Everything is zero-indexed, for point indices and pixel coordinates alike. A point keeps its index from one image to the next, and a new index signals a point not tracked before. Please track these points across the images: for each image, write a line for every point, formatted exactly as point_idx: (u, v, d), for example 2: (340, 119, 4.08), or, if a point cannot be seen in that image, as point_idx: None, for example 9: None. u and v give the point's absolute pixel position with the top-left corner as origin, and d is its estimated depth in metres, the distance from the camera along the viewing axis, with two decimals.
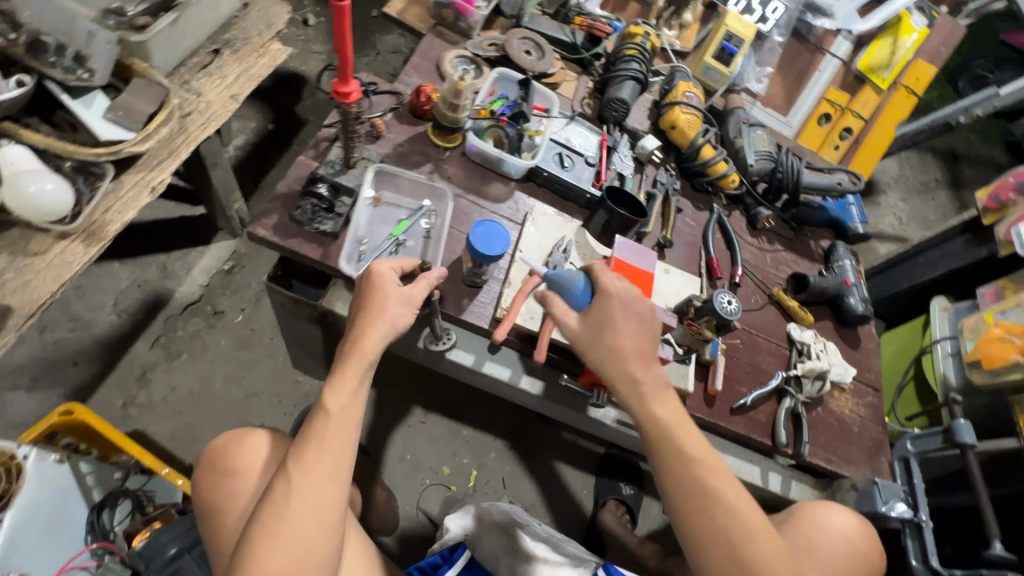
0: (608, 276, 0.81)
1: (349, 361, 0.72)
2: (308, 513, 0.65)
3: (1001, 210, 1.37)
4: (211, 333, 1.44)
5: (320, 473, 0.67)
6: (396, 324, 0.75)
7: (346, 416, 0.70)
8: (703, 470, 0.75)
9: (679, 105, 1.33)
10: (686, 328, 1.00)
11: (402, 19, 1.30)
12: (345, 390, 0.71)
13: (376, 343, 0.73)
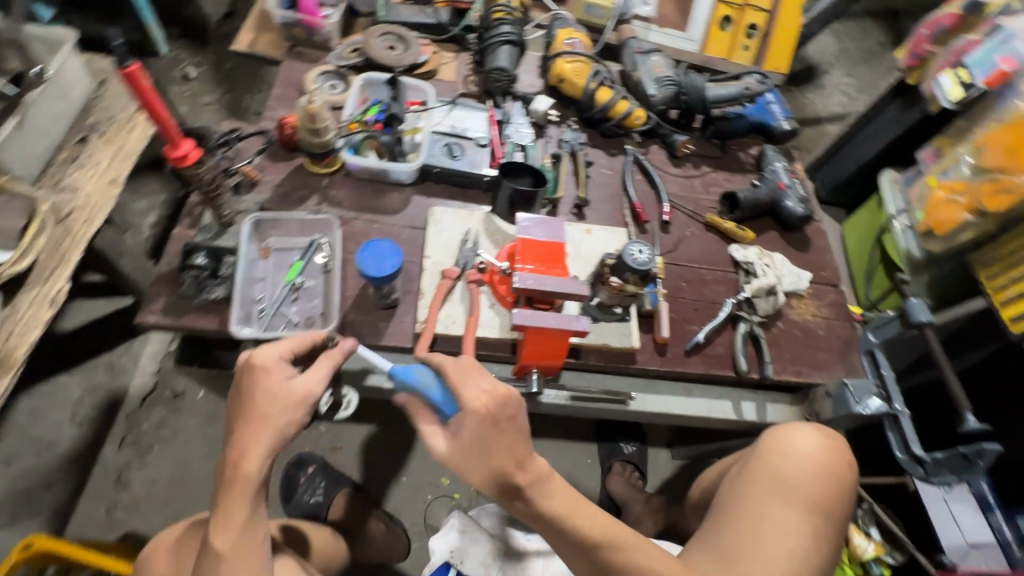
0: (468, 386, 0.68)
1: (229, 494, 0.67)
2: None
3: (923, 65, 1.30)
4: (177, 417, 1.42)
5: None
6: (284, 430, 0.70)
7: (241, 550, 0.68)
8: (616, 549, 0.69)
9: (562, 55, 1.26)
10: (609, 288, 0.96)
11: (255, 51, 1.24)
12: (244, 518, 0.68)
13: (256, 466, 0.68)
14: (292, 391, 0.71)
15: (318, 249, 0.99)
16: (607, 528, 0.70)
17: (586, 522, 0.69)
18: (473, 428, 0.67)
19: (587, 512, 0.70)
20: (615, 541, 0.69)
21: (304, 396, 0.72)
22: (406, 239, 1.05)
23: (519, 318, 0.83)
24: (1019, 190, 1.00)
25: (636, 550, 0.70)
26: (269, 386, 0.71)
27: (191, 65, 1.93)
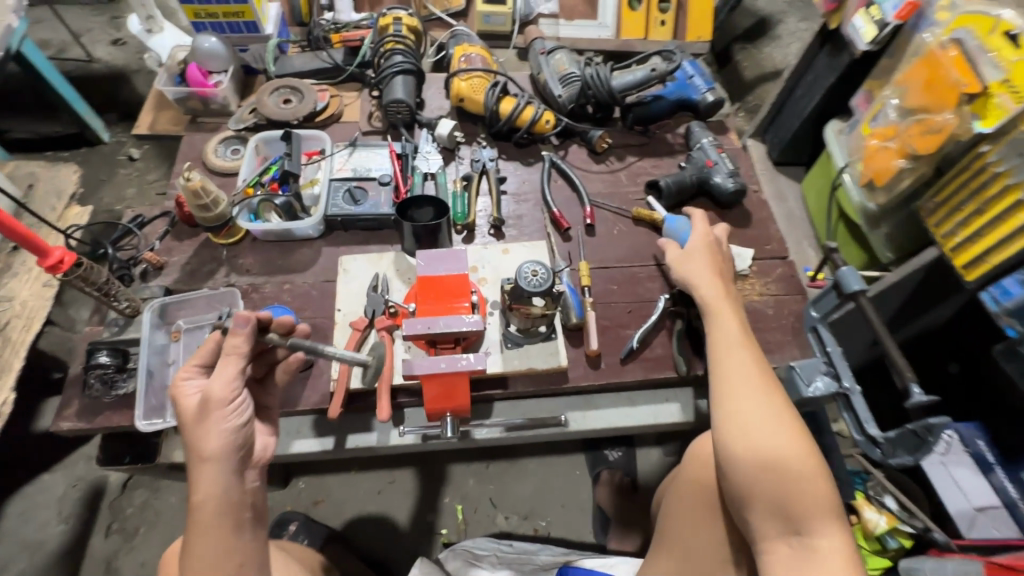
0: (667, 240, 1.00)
1: (195, 522, 0.66)
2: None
3: (840, 8, 1.20)
4: (159, 497, 1.44)
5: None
6: (201, 448, 0.68)
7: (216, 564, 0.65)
8: (743, 385, 0.75)
9: (458, 73, 1.23)
10: (517, 313, 0.93)
11: (156, 131, 1.24)
12: (205, 550, 0.65)
13: (211, 483, 0.67)
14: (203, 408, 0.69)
15: (228, 321, 0.98)
16: (752, 365, 0.78)
17: (731, 356, 0.79)
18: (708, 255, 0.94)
19: (734, 342, 0.81)
20: (746, 377, 0.76)
21: (217, 410, 0.69)
22: (317, 293, 1.03)
23: (409, 368, 0.81)
24: (945, 127, 0.92)
25: (767, 393, 0.75)
26: (185, 405, 0.71)
27: (135, 145, 1.93)
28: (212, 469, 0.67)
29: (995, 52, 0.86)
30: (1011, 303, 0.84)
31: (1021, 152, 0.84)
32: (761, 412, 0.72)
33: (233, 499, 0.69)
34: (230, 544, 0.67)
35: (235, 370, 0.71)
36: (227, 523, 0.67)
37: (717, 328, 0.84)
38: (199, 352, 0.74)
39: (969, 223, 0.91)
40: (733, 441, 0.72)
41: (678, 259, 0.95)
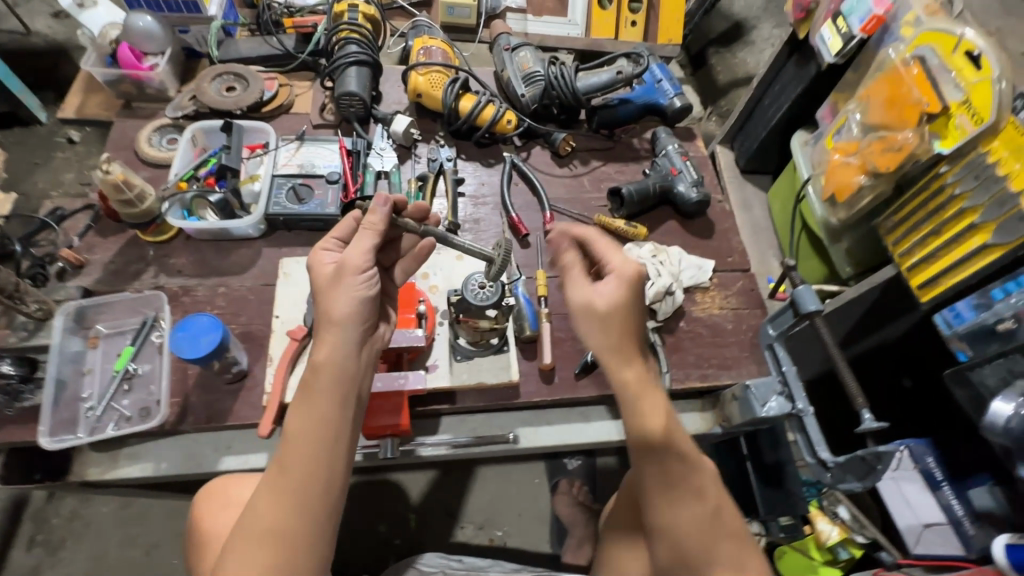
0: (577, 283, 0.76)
1: (307, 379, 0.67)
2: (267, 541, 0.60)
3: (809, 17, 1.17)
4: (89, 506, 1.35)
5: (284, 498, 0.62)
6: (331, 312, 0.70)
7: (309, 431, 0.65)
8: (670, 492, 0.71)
9: (416, 67, 1.17)
10: (466, 325, 0.89)
11: (85, 115, 1.15)
12: (312, 414, 0.65)
13: (325, 350, 0.68)
14: (336, 272, 0.73)
15: (154, 327, 0.90)
16: (682, 471, 0.71)
17: (653, 459, 0.71)
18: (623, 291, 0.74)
19: (656, 442, 0.71)
20: (676, 484, 0.71)
21: (351, 276, 0.72)
22: (255, 298, 0.96)
23: None
24: (905, 145, 0.90)
25: (695, 499, 0.71)
26: (322, 267, 0.75)
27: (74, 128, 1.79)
28: (337, 332, 0.69)
29: (956, 72, 0.84)
30: (962, 328, 0.82)
31: (978, 175, 0.83)
32: (691, 520, 0.70)
33: (352, 368, 0.69)
34: (332, 416, 0.66)
35: (371, 241, 0.75)
36: (336, 392, 0.67)
37: (638, 427, 0.71)
38: (339, 229, 0.80)
39: (925, 243, 0.90)
40: (665, 544, 0.72)
41: (586, 316, 0.73)
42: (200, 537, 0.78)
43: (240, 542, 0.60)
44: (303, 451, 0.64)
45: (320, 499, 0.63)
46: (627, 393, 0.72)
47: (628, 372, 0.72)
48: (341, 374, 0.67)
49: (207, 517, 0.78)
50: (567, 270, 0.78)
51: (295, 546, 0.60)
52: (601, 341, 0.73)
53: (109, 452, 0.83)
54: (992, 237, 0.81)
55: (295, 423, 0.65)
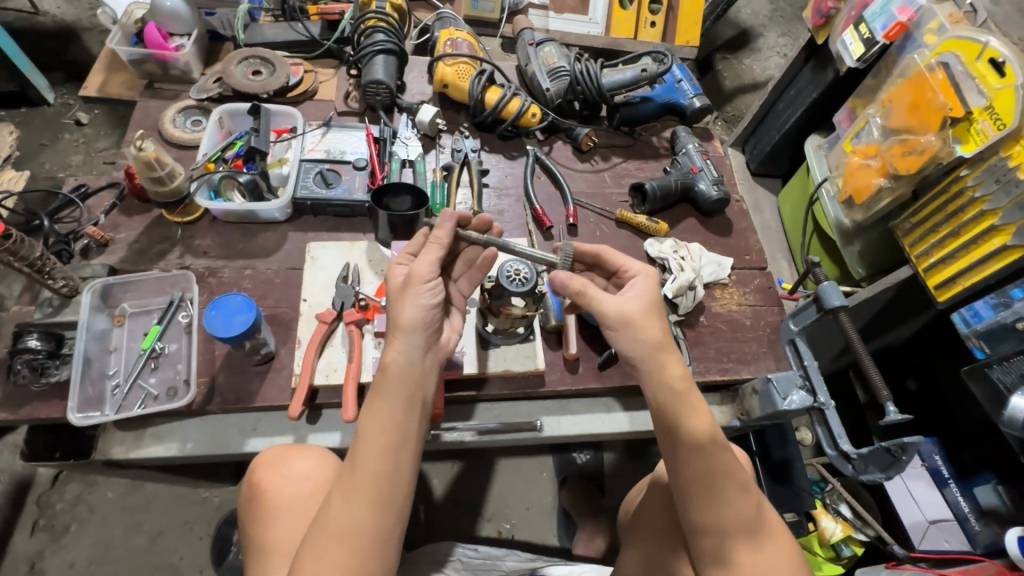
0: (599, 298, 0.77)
1: (379, 380, 0.70)
2: (345, 540, 0.64)
3: (828, 23, 1.20)
4: (94, 492, 1.33)
5: (361, 499, 0.65)
6: (406, 311, 0.72)
7: (380, 432, 0.68)
8: (715, 496, 0.72)
9: (443, 58, 1.18)
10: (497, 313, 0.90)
11: (107, 94, 1.14)
12: (382, 419, 0.68)
13: (396, 354, 0.71)
14: (404, 278, 0.75)
15: (180, 307, 0.90)
16: (725, 476, 0.72)
17: (694, 464, 0.71)
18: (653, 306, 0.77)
19: (700, 451, 0.71)
20: (720, 491, 0.71)
21: (419, 285, 0.73)
22: (281, 281, 0.96)
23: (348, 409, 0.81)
24: (928, 149, 0.93)
25: (739, 498, 0.72)
26: (395, 275, 0.77)
27: (83, 110, 1.77)
28: (406, 335, 0.71)
29: (980, 79, 0.87)
30: (980, 326, 0.85)
31: (998, 178, 0.85)
32: (732, 520, 0.72)
33: (418, 372, 0.71)
34: (402, 421, 0.69)
35: (439, 254, 0.77)
36: (405, 398, 0.70)
37: (681, 438, 0.72)
38: (410, 243, 0.83)
39: (943, 245, 0.93)
40: (704, 543, 0.73)
41: (626, 327, 0.74)
42: (261, 501, 0.79)
43: (318, 544, 0.64)
44: (376, 457, 0.67)
45: (390, 501, 0.67)
46: (674, 394, 0.72)
47: (675, 374, 0.73)
48: (409, 378, 0.70)
49: (270, 486, 0.78)
50: (585, 288, 0.76)
51: (371, 544, 0.65)
52: (640, 353, 0.74)
53: (134, 430, 0.82)
54: (1012, 239, 0.83)
55: (367, 429, 0.68)
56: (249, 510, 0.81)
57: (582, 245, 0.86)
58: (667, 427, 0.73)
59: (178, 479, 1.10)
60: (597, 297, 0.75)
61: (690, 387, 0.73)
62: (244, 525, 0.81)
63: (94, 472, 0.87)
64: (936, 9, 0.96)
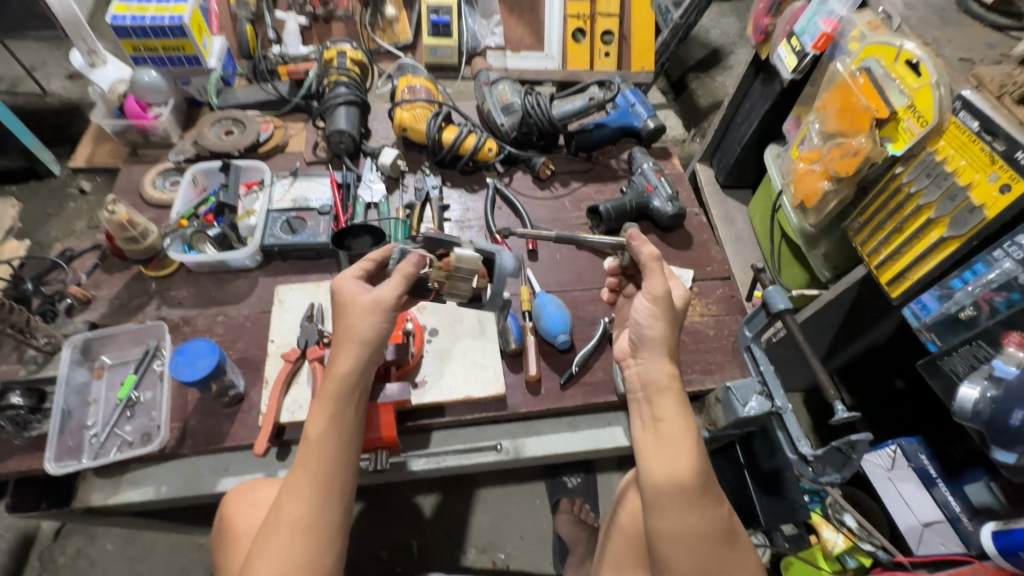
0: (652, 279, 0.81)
1: (326, 390, 0.75)
2: (291, 536, 0.68)
3: (768, 39, 1.25)
4: (94, 544, 1.36)
5: (302, 494, 0.70)
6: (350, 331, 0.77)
7: (321, 445, 0.73)
8: (695, 498, 0.69)
9: (401, 104, 1.25)
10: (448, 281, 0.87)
11: (94, 163, 1.24)
12: (324, 419, 0.74)
13: (346, 365, 0.76)
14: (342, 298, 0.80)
15: (155, 356, 0.95)
16: (705, 479, 0.70)
17: (676, 465, 0.70)
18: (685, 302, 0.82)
19: (680, 452, 0.71)
20: (698, 490, 0.69)
21: (360, 304, 0.78)
22: (252, 325, 1.01)
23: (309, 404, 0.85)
24: (860, 150, 0.95)
25: (715, 504, 0.70)
26: (345, 292, 0.80)
27: (85, 179, 1.89)
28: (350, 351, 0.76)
29: (900, 80, 0.90)
30: (929, 318, 0.84)
31: (929, 173, 0.87)
32: (705, 526, 0.69)
33: (353, 380, 0.76)
34: (343, 422, 0.74)
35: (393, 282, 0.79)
36: (346, 399, 0.75)
37: (664, 431, 0.72)
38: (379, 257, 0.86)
39: (890, 241, 0.94)
40: (679, 555, 0.69)
41: (665, 303, 0.78)
42: (228, 533, 0.81)
43: (264, 543, 0.68)
44: (318, 449, 0.72)
45: (329, 494, 0.71)
46: (655, 386, 0.76)
47: (668, 371, 0.76)
48: (343, 383, 0.75)
49: (235, 515, 0.81)
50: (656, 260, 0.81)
51: (315, 536, 0.69)
52: (662, 330, 0.77)
53: (111, 477, 0.86)
54: (948, 230, 0.84)
55: (311, 431, 0.74)
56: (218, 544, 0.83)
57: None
58: (651, 425, 0.74)
59: (167, 525, 1.13)
60: (659, 270, 0.79)
61: (677, 387, 0.76)
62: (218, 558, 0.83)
63: (77, 520, 0.91)
64: (856, 19, 1.01)
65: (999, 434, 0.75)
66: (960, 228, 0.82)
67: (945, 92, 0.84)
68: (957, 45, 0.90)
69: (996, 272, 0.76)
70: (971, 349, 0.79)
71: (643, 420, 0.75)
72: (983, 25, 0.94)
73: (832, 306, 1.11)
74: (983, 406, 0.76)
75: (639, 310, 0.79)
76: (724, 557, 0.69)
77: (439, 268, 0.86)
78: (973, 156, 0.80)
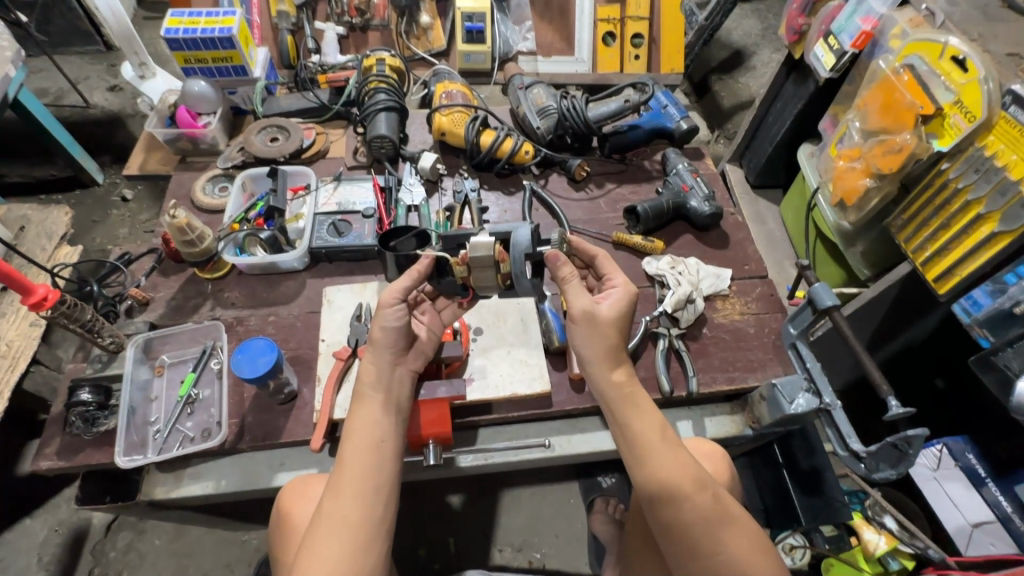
0: (574, 293, 0.79)
1: (360, 394, 0.78)
2: (344, 532, 0.68)
3: (802, 38, 1.26)
4: (143, 539, 1.41)
5: (353, 491, 0.70)
6: (376, 338, 0.81)
7: (368, 441, 0.74)
8: (666, 490, 0.71)
9: (439, 109, 1.28)
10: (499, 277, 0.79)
11: (145, 171, 1.29)
12: (363, 418, 0.76)
13: (370, 368, 0.80)
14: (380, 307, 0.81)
15: (212, 354, 0.98)
16: (678, 471, 0.72)
17: (654, 458, 0.73)
18: (623, 305, 0.80)
19: (654, 447, 0.73)
20: (673, 486, 0.71)
21: (386, 311, 0.80)
22: (302, 324, 1.04)
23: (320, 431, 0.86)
24: (905, 147, 0.95)
25: (695, 493, 0.71)
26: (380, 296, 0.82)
27: (128, 187, 1.96)
28: (377, 354, 0.80)
29: (945, 77, 0.90)
30: (981, 314, 0.86)
31: (978, 168, 0.87)
32: (692, 514, 0.70)
33: (375, 382, 0.79)
34: (383, 422, 0.76)
35: (409, 282, 0.81)
36: (383, 401, 0.78)
37: (631, 434, 0.75)
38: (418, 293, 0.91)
39: (936, 237, 0.94)
40: (675, 543, 0.71)
41: (588, 324, 0.78)
42: (284, 527, 0.82)
43: (317, 541, 0.67)
44: (368, 445, 0.74)
45: (377, 491, 0.71)
46: (609, 400, 0.77)
47: (617, 377, 0.78)
48: (377, 381, 0.79)
49: (293, 507, 0.82)
50: (569, 279, 0.79)
51: (367, 532, 0.69)
52: (594, 350, 0.78)
53: (174, 471, 0.89)
54: (1000, 224, 0.83)
55: (350, 433, 0.75)
56: (275, 537, 0.85)
57: (583, 244, 0.85)
58: (618, 427, 0.76)
59: (217, 520, 1.16)
60: (576, 289, 0.79)
61: (634, 387, 0.78)
62: (276, 551, 0.85)
63: (139, 513, 0.94)
64: (897, 16, 1.01)
65: None
66: (1011, 223, 0.82)
67: (994, 87, 0.84)
68: (1002, 40, 0.90)
69: None
70: None
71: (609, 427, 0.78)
72: None
73: (881, 300, 1.09)
74: None
75: (570, 334, 0.80)
76: (729, 545, 0.70)
77: (456, 264, 0.80)
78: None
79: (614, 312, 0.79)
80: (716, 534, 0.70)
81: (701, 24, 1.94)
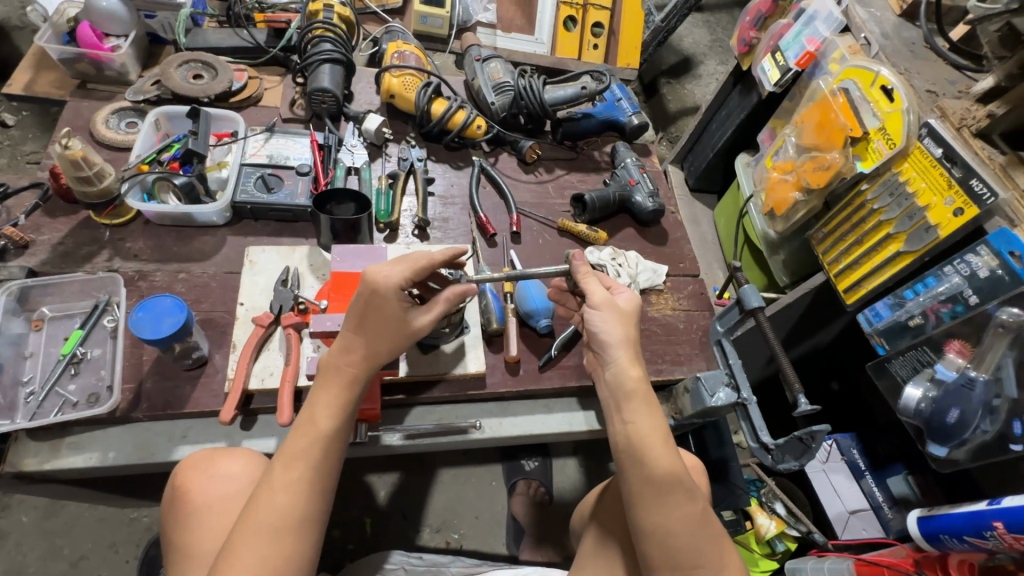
0: (589, 284, 0.86)
1: (330, 378, 0.75)
2: (268, 532, 0.67)
3: (751, 51, 1.30)
4: (7, 516, 1.25)
5: (290, 486, 0.70)
6: (391, 330, 0.76)
7: (321, 437, 0.72)
8: (661, 496, 0.73)
9: (389, 69, 1.20)
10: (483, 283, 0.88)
11: (32, 92, 1.11)
12: (328, 406, 0.74)
13: (353, 359, 0.75)
14: (376, 286, 0.75)
15: (106, 311, 0.87)
16: (672, 474, 0.74)
17: (655, 459, 0.74)
18: (631, 305, 0.86)
19: (654, 445, 0.75)
20: (668, 490, 0.73)
21: (377, 301, 0.74)
22: (217, 285, 0.94)
23: (229, 410, 0.79)
24: (833, 165, 1.02)
25: (685, 501, 0.74)
26: (381, 277, 0.75)
27: (9, 111, 1.68)
28: (365, 339, 0.75)
29: (873, 103, 0.97)
30: (880, 325, 0.96)
31: (892, 192, 0.94)
32: (679, 520, 0.73)
33: (363, 371, 0.76)
34: (341, 414, 0.74)
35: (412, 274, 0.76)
36: (346, 394, 0.75)
37: (636, 430, 0.76)
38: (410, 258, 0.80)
39: (850, 252, 1.02)
40: (654, 548, 0.73)
41: (611, 309, 0.82)
42: (182, 505, 0.77)
43: (244, 538, 0.67)
44: (307, 439, 0.72)
45: (311, 491, 0.71)
46: (622, 391, 0.79)
47: (634, 374, 0.79)
48: (349, 375, 0.75)
49: (192, 486, 0.76)
50: (586, 275, 0.86)
51: (294, 534, 0.69)
52: (615, 333, 0.81)
53: (49, 440, 0.78)
54: (904, 245, 0.92)
55: (306, 419, 0.73)
56: (169, 516, 0.79)
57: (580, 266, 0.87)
58: (623, 421, 0.77)
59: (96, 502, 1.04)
60: (593, 280, 0.86)
61: (647, 386, 0.80)
62: (166, 527, 0.79)
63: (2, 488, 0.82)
64: (838, 41, 1.07)
65: (939, 430, 0.88)
66: (915, 244, 0.90)
67: (914, 119, 0.91)
68: (923, 77, 1.00)
69: (946, 286, 0.86)
70: (917, 354, 0.91)
71: (613, 421, 0.79)
72: (946, 63, 1.04)
73: (798, 304, 1.18)
74: (924, 405, 0.89)
75: (593, 319, 0.82)
76: (700, 543, 0.73)
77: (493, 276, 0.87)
78: (932, 179, 0.88)
79: (629, 305, 0.85)
80: (688, 544, 0.72)
81: (657, 25, 1.97)
